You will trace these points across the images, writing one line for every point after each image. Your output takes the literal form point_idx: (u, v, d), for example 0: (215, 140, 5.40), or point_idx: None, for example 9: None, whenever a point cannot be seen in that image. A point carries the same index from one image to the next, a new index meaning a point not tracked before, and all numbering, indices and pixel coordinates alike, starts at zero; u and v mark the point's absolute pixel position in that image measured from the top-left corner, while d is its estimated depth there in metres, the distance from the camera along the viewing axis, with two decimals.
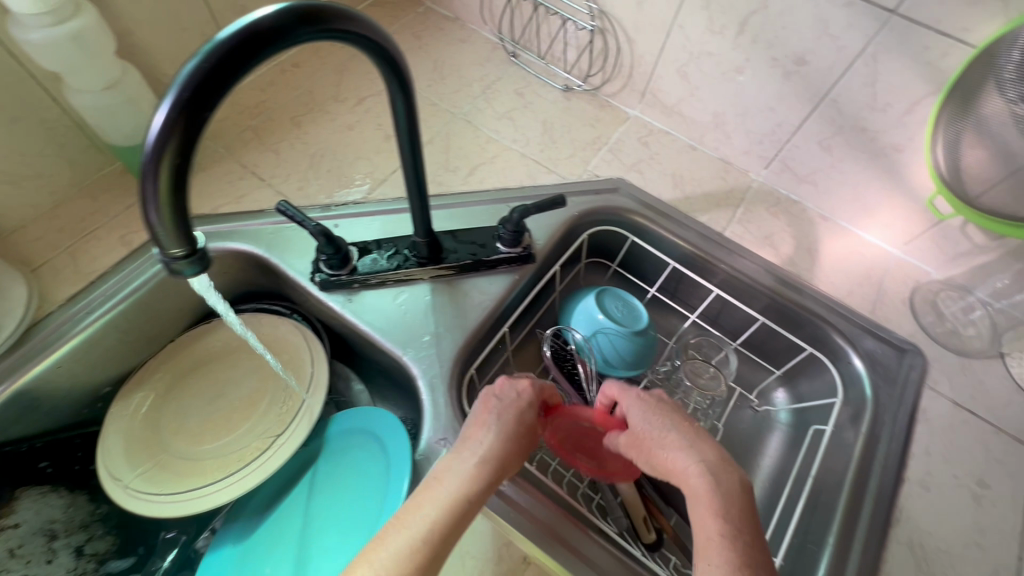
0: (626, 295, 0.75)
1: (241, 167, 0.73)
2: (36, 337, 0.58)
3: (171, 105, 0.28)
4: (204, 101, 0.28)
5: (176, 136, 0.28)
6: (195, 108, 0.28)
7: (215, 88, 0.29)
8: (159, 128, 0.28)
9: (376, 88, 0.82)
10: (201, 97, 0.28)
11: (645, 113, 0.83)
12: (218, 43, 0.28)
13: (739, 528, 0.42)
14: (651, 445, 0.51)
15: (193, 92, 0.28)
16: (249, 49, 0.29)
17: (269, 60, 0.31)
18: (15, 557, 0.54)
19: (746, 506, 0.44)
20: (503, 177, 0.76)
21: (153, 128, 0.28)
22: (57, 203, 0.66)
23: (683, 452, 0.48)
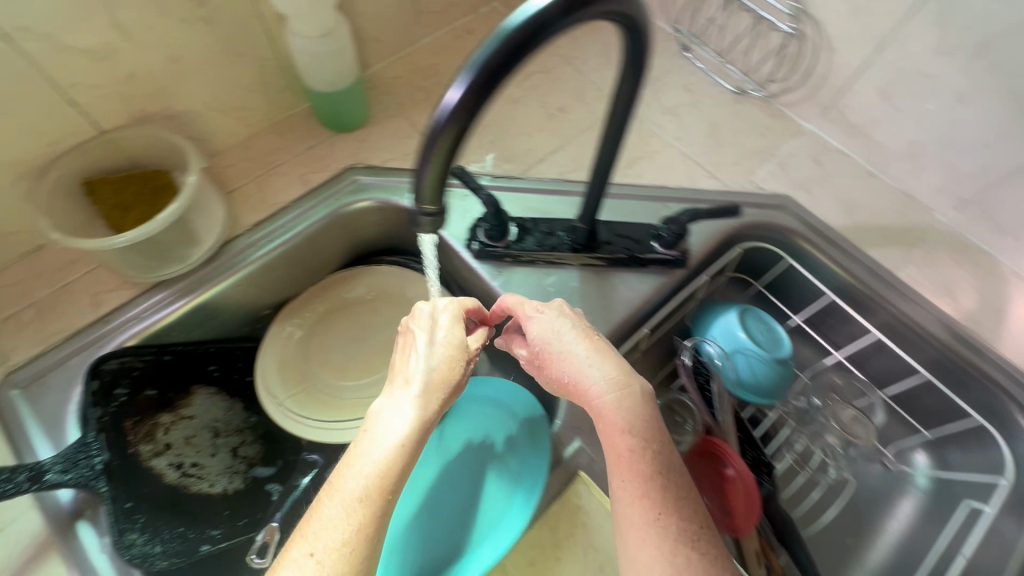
0: (768, 317, 0.71)
1: (410, 125, 0.75)
2: (226, 255, 0.63)
3: (468, 81, 0.30)
4: (492, 83, 0.30)
5: (465, 110, 0.31)
6: (488, 84, 0.30)
7: (502, 71, 0.30)
8: (450, 103, 0.31)
9: (544, 65, 0.82)
10: (495, 75, 0.30)
11: (824, 129, 0.77)
12: (513, 27, 0.30)
13: (648, 443, 0.43)
14: (551, 359, 0.49)
15: (490, 70, 0.30)
16: (539, 35, 0.30)
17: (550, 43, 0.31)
18: (189, 445, 0.59)
19: (652, 419, 0.45)
20: (662, 175, 0.74)
21: (444, 101, 0.31)
22: (250, 134, 0.72)
23: (591, 366, 0.47)
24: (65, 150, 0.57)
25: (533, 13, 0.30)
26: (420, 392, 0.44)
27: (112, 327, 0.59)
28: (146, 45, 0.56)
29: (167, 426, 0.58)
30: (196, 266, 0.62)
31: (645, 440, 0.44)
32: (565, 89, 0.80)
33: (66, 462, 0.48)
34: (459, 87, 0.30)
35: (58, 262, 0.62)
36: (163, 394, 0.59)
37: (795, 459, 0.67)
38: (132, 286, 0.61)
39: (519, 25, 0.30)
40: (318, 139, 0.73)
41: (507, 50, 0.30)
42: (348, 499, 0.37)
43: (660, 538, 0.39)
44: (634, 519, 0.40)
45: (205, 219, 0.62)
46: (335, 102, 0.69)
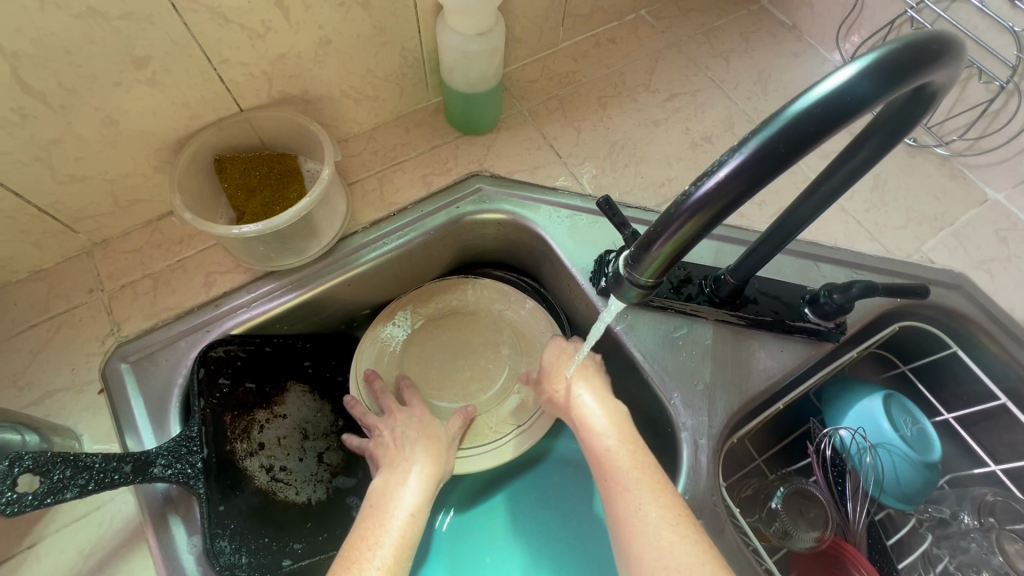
0: (917, 411, 0.62)
1: (541, 135, 0.70)
2: (340, 252, 0.60)
3: (747, 157, 0.25)
4: (786, 160, 0.24)
5: (735, 190, 0.25)
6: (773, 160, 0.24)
7: (801, 149, 0.24)
8: (724, 178, 0.25)
9: (691, 87, 0.75)
10: (787, 153, 0.24)
11: (1015, 201, 0.66)
12: (827, 95, 0.24)
13: (635, 448, 0.47)
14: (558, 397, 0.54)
15: (782, 147, 0.24)
16: (857, 107, 0.24)
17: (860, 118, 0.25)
18: (280, 446, 0.56)
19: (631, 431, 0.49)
20: (815, 229, 0.65)
21: (716, 174, 0.25)
22: (376, 126, 0.69)
23: (587, 395, 0.52)
24: (204, 125, 0.55)
25: (846, 80, 0.24)
26: (421, 473, 0.49)
27: (223, 312, 0.57)
28: (302, 26, 0.52)
29: (262, 424, 0.55)
30: (310, 261, 0.59)
31: (639, 463, 0.45)
32: (712, 117, 0.72)
33: (169, 456, 0.47)
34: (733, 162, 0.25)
35: (177, 236, 0.60)
36: (261, 388, 0.57)
37: None
38: (245, 271, 0.59)
39: (826, 95, 0.24)
40: (444, 140, 0.69)
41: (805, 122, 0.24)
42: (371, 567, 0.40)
43: (661, 545, 0.40)
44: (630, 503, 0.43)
45: (328, 212, 0.59)
46: (471, 104, 0.65)
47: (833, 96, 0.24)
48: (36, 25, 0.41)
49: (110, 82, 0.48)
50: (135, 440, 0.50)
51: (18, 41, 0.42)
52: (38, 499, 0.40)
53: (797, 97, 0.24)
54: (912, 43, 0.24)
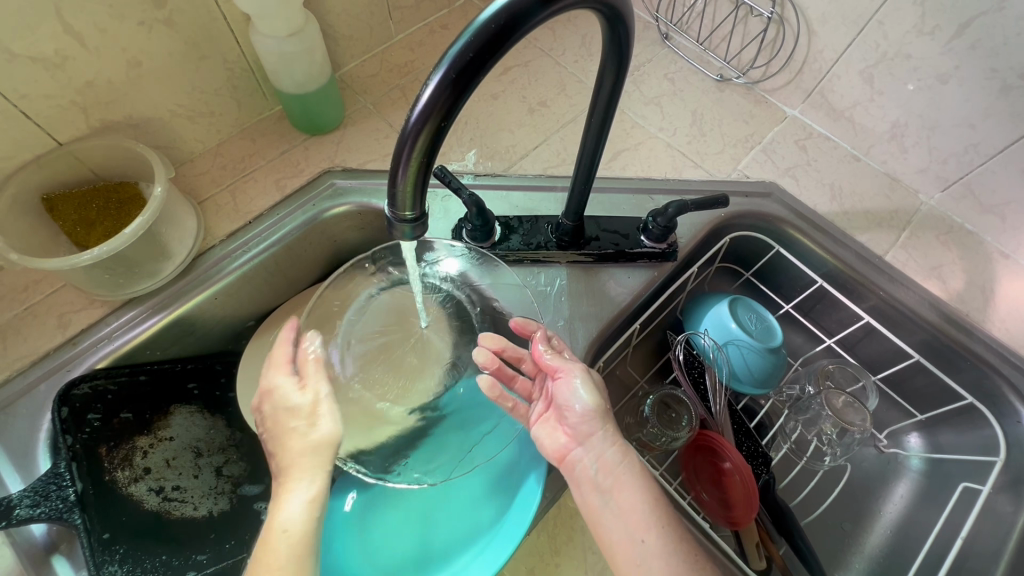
0: (760, 307, 0.70)
1: (388, 124, 0.73)
2: (200, 268, 0.61)
3: (446, 72, 0.28)
4: (474, 73, 0.28)
5: (444, 104, 0.29)
6: (466, 77, 0.29)
7: (484, 62, 0.28)
8: (430, 94, 0.28)
9: (523, 59, 0.81)
10: (473, 68, 0.28)
11: (807, 114, 0.76)
12: (493, 13, 0.28)
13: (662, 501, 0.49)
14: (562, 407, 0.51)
15: (473, 57, 0.28)
16: (520, 20, 0.28)
17: (528, 36, 0.30)
18: (171, 467, 0.57)
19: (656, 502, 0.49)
20: (647, 166, 0.72)
21: (423, 93, 0.29)
22: (222, 141, 0.69)
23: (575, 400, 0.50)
24: (20, 166, 0.54)
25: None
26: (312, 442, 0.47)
27: (82, 349, 0.56)
28: (102, 51, 0.53)
29: (145, 449, 0.56)
30: (170, 281, 0.59)
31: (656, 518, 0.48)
32: (545, 83, 0.79)
33: (36, 495, 0.47)
34: (435, 80, 0.28)
35: (22, 283, 0.59)
36: (140, 416, 0.57)
37: (790, 448, 0.67)
38: (101, 305, 0.58)
39: (500, 10, 0.28)
40: (293, 142, 0.70)
41: (487, 35, 0.28)
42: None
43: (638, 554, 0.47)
44: (640, 521, 0.47)
45: (177, 232, 0.60)
46: (308, 104, 0.67)
47: (507, 10, 0.28)
48: None
49: None
50: (15, 482, 0.50)
51: None
52: None
53: (482, 15, 0.28)
54: None
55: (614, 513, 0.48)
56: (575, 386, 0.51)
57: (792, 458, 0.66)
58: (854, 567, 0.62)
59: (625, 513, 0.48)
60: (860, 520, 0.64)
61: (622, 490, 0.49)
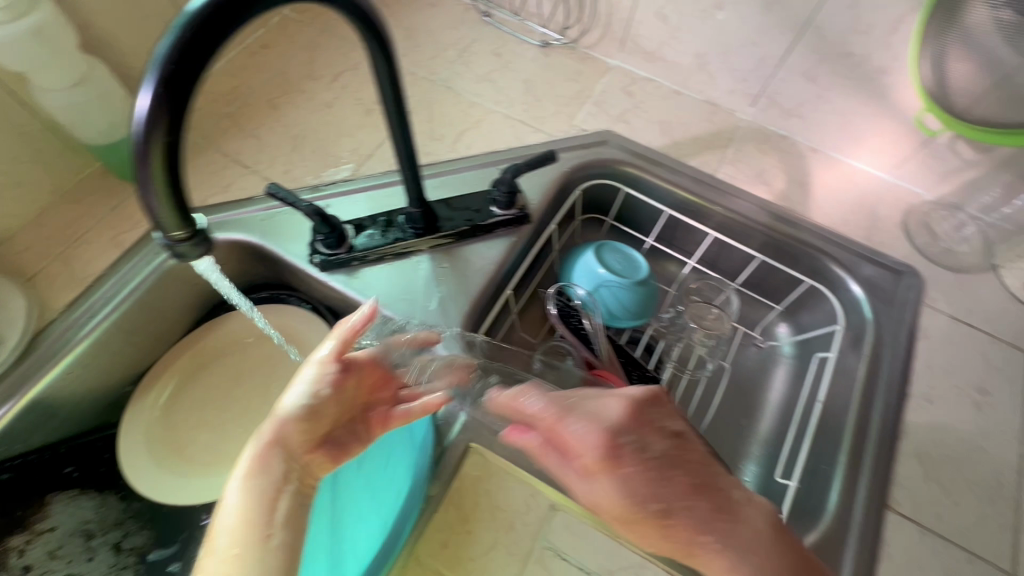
0: (625, 247, 0.75)
1: (223, 155, 0.71)
2: (42, 347, 0.56)
3: (156, 79, 0.28)
4: (186, 76, 0.29)
5: (164, 112, 0.29)
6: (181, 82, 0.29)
7: (194, 62, 0.29)
8: (146, 108, 0.28)
9: (351, 62, 0.81)
10: (183, 69, 0.29)
11: (627, 62, 0.82)
12: (191, 12, 0.29)
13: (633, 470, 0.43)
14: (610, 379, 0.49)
15: (180, 58, 0.28)
16: (222, 16, 0.29)
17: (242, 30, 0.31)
18: (56, 558, 0.56)
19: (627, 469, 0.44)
20: (491, 141, 0.75)
21: (140, 109, 0.29)
22: (41, 211, 0.65)
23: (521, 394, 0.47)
24: None
25: None
26: None
27: None
28: None
29: (21, 548, 0.55)
30: (4, 369, 0.55)
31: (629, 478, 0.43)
32: (377, 82, 0.79)
33: None
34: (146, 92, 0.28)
35: None
36: (10, 516, 0.56)
37: (676, 366, 0.72)
38: None
39: (200, 7, 0.29)
40: (122, 195, 0.67)
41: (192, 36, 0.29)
42: None
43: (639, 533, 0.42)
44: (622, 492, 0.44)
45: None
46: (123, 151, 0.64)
47: (205, 6, 0.29)
48: None
49: None
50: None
51: None
52: None
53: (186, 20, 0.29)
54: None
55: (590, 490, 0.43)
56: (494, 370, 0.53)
57: (681, 375, 0.72)
58: (753, 456, 0.67)
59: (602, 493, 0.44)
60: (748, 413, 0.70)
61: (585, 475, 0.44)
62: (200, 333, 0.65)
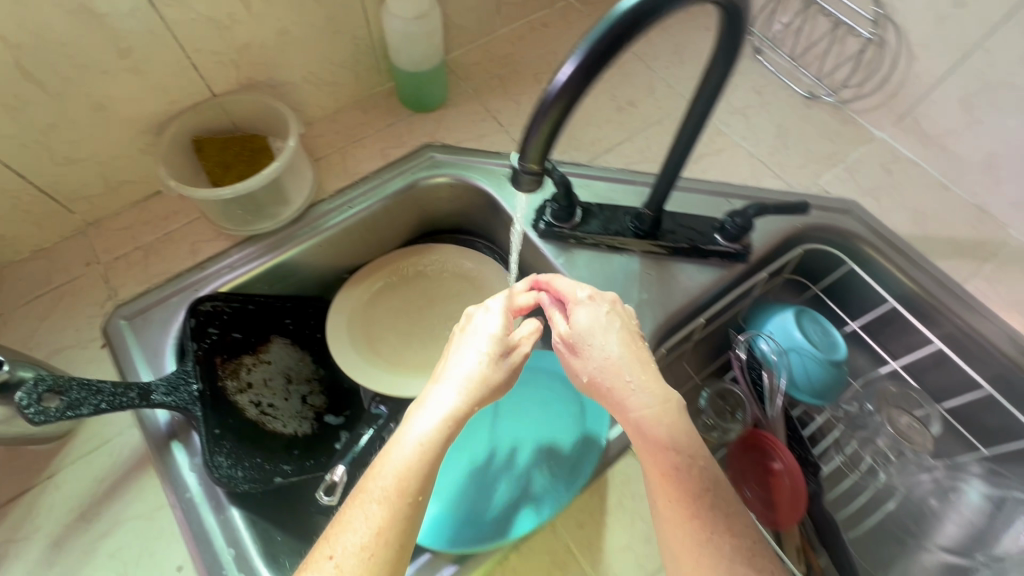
0: (825, 321, 0.71)
1: (484, 108, 0.78)
2: (311, 217, 0.68)
3: (588, 51, 0.31)
4: (606, 59, 0.32)
5: (577, 82, 0.32)
6: (604, 55, 0.32)
7: (620, 44, 0.32)
8: (567, 78, 0.32)
9: (616, 60, 0.84)
10: (608, 52, 0.32)
11: (896, 138, 0.76)
12: (620, 13, 0.31)
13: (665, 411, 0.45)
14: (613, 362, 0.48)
15: (616, 37, 0.31)
16: (641, 22, 0.31)
17: (658, 22, 0.32)
18: (267, 387, 0.63)
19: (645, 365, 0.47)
20: (728, 172, 0.74)
21: (561, 77, 0.32)
22: (339, 109, 0.76)
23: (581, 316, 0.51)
24: (181, 110, 0.62)
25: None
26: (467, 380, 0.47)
27: (208, 274, 0.64)
28: (262, 18, 0.60)
29: (249, 367, 0.62)
30: (285, 225, 0.66)
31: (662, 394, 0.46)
32: (636, 85, 0.81)
33: (168, 386, 0.53)
34: (573, 62, 0.32)
35: (164, 212, 0.67)
36: (247, 338, 0.63)
37: (844, 462, 0.67)
38: (225, 239, 0.66)
39: (632, 7, 0.31)
40: (399, 117, 0.76)
41: (617, 33, 0.31)
42: (367, 502, 0.39)
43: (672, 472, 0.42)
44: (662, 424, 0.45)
45: (296, 183, 0.66)
46: (419, 83, 0.73)
47: (636, 9, 0.31)
48: (36, 21, 0.48)
49: (100, 71, 0.54)
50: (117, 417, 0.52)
51: (12, 35, 0.48)
52: (60, 412, 0.45)
53: (619, 7, 0.32)
54: None
55: (636, 425, 0.45)
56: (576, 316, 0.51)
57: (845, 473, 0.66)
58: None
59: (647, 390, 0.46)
60: (916, 538, 0.62)
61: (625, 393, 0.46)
62: (419, 247, 0.76)
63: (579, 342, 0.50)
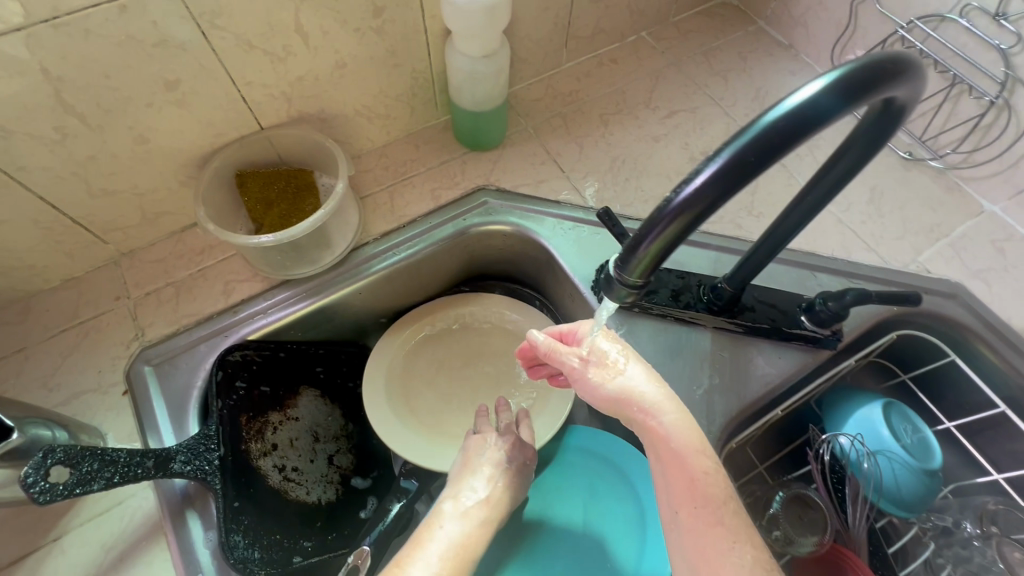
0: (918, 418, 0.60)
1: (544, 150, 0.72)
2: (353, 262, 0.63)
3: (731, 159, 0.26)
4: (753, 171, 0.26)
5: (712, 194, 0.26)
6: (752, 162, 0.26)
7: (770, 155, 0.26)
8: (700, 186, 0.26)
9: (690, 104, 0.77)
10: (755, 163, 0.26)
11: (1010, 213, 0.67)
12: (774, 119, 0.26)
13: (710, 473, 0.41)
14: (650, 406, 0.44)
15: (767, 147, 0.25)
16: (800, 132, 0.26)
17: (819, 133, 0.26)
18: (293, 447, 0.58)
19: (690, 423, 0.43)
20: (813, 240, 0.66)
21: (691, 184, 0.26)
22: (390, 143, 0.71)
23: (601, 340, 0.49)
24: (227, 143, 0.58)
25: (799, 103, 0.26)
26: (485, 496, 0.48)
27: (241, 318, 0.59)
28: (317, 51, 0.56)
29: (275, 426, 0.57)
30: (326, 270, 0.62)
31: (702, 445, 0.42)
32: (712, 133, 0.74)
33: (188, 453, 0.49)
34: (710, 170, 0.26)
35: (200, 246, 0.63)
36: (275, 392, 0.58)
37: None
38: (261, 281, 0.61)
39: (788, 113, 0.25)
40: (452, 155, 0.71)
41: (770, 144, 0.26)
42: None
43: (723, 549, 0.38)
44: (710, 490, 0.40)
45: (341, 226, 0.61)
46: (478, 121, 0.68)
47: (794, 115, 0.25)
48: (78, 51, 0.44)
49: (143, 103, 0.50)
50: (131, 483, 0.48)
51: (55, 65, 0.44)
52: (67, 489, 0.43)
53: (764, 114, 0.26)
54: (869, 62, 0.27)
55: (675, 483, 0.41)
56: (604, 344, 0.48)
57: None
58: None
59: (692, 448, 0.42)
60: None
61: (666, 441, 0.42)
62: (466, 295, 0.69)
63: (608, 364, 0.46)
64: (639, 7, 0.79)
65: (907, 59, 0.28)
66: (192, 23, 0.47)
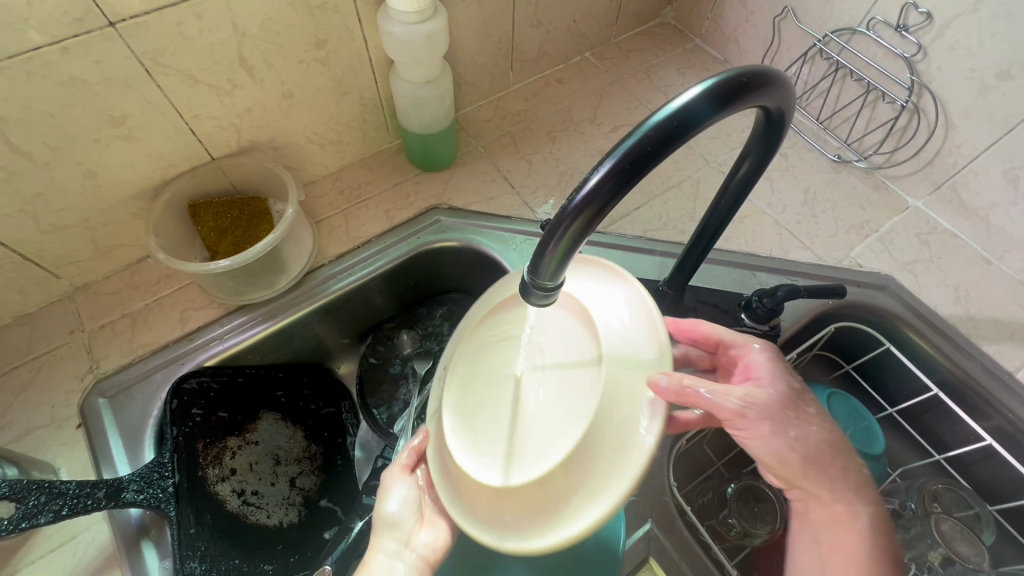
0: (863, 407, 0.62)
1: (495, 168, 0.75)
2: (309, 284, 0.64)
3: (618, 161, 0.28)
4: (636, 172, 0.28)
5: (606, 192, 0.29)
6: (637, 161, 0.28)
7: (650, 158, 0.28)
8: (595, 185, 0.29)
9: (633, 118, 0.81)
10: (638, 163, 0.28)
11: (931, 207, 0.72)
12: (655, 123, 0.29)
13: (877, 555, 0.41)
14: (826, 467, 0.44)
15: (649, 148, 0.28)
16: (677, 134, 0.29)
17: (694, 135, 0.29)
18: (252, 471, 0.58)
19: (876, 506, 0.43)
20: (752, 241, 0.70)
21: (587, 183, 0.29)
22: (344, 167, 0.73)
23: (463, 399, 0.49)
24: (178, 174, 0.60)
25: (676, 108, 0.29)
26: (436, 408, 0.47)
27: (196, 345, 0.60)
28: (264, 82, 0.58)
29: (234, 450, 0.58)
30: (281, 293, 0.63)
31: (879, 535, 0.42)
32: None
33: (141, 481, 0.49)
34: (602, 170, 0.29)
35: (156, 277, 0.64)
36: (234, 417, 0.59)
37: None
38: (217, 307, 0.62)
39: (666, 118, 0.29)
40: (406, 176, 0.73)
41: (651, 144, 0.29)
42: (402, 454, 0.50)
43: None
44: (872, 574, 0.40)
45: (295, 249, 0.63)
46: (428, 143, 0.70)
47: (672, 118, 0.29)
48: (23, 93, 0.46)
49: (90, 140, 0.52)
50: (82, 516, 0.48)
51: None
52: (12, 523, 0.43)
53: (650, 116, 0.29)
54: (737, 74, 0.31)
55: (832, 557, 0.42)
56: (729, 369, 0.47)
57: None
58: None
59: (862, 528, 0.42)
60: None
61: (838, 515, 0.43)
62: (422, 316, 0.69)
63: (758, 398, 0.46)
64: (581, 30, 0.83)
65: (772, 70, 0.32)
66: (135, 62, 0.49)
